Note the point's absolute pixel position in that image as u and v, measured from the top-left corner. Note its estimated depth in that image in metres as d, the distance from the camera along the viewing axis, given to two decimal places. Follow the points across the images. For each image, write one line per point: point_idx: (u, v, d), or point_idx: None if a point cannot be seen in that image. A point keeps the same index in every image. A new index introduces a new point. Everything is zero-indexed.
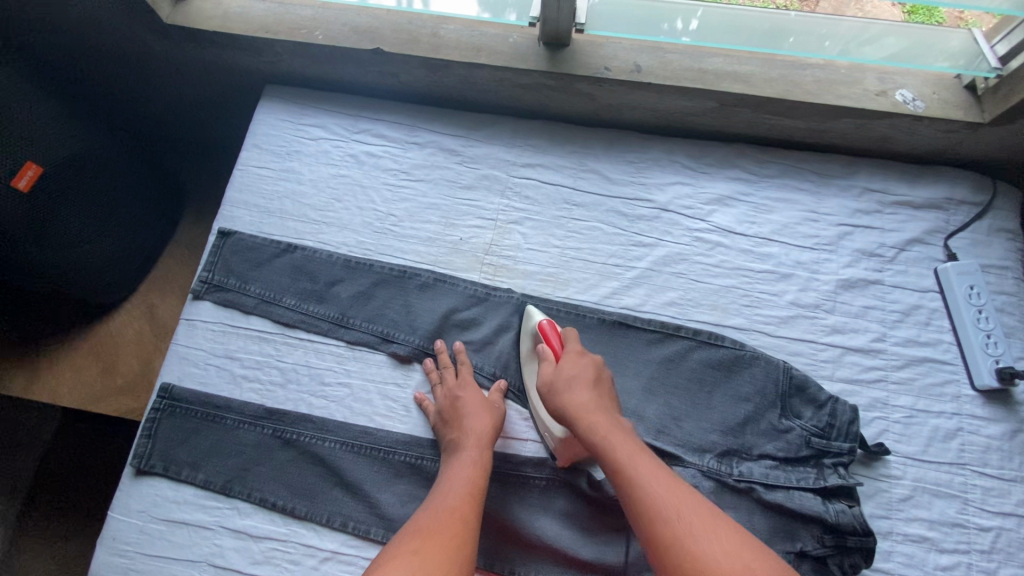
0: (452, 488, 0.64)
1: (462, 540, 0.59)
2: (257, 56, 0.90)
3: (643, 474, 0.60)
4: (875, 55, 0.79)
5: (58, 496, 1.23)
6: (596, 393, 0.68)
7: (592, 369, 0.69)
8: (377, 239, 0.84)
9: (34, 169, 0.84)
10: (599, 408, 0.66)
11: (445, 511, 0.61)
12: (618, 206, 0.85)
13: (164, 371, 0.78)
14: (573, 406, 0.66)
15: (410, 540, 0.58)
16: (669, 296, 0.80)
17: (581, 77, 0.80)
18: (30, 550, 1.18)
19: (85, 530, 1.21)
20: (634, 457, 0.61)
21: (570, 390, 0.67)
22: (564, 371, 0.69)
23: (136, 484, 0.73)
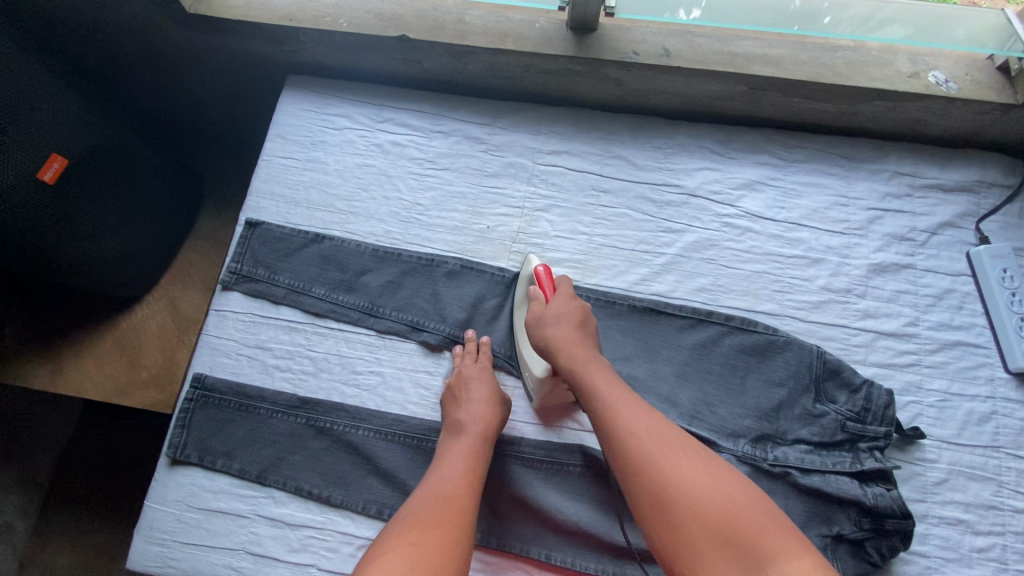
0: (449, 473, 0.64)
1: (460, 526, 0.59)
2: (280, 46, 0.89)
3: (621, 407, 0.62)
4: (887, 38, 0.78)
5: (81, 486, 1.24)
6: (581, 337, 0.69)
7: (579, 312, 0.71)
8: (404, 229, 0.84)
9: (60, 161, 0.84)
10: (579, 346, 0.68)
11: (441, 497, 0.61)
12: (646, 192, 0.84)
13: (195, 361, 0.78)
14: (557, 342, 0.68)
15: (406, 523, 0.58)
16: (700, 282, 0.79)
17: (609, 62, 0.79)
18: (56, 540, 1.20)
19: (108, 521, 1.22)
20: (612, 390, 0.64)
21: (554, 326, 0.70)
22: (551, 313, 0.71)
23: (171, 473, 0.73)
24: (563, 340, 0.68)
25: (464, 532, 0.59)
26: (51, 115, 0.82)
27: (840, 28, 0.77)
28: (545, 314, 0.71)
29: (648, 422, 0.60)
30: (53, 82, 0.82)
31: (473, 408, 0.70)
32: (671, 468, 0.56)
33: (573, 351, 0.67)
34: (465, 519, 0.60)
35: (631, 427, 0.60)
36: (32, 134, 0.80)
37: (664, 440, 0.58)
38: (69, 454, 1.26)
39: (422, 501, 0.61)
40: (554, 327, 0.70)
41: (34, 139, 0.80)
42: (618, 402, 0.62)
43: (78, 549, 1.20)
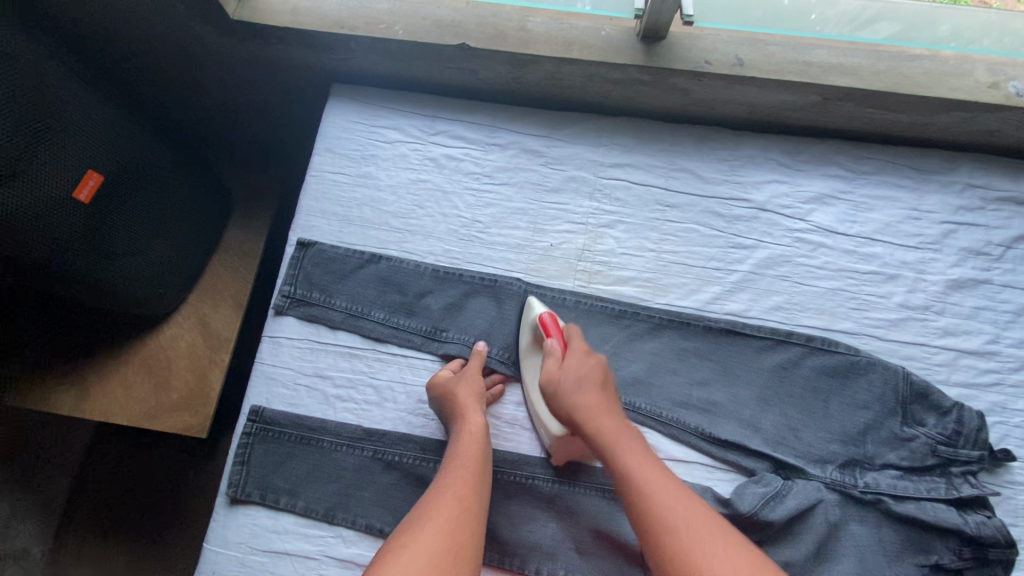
0: (454, 485, 0.61)
1: (462, 544, 0.57)
2: (327, 54, 0.85)
3: (650, 484, 0.59)
4: (872, 37, 0.78)
5: (96, 509, 1.19)
6: (606, 401, 0.66)
7: (599, 371, 0.67)
8: (463, 248, 0.80)
9: (96, 177, 0.79)
10: (607, 414, 0.64)
11: (444, 510, 0.59)
12: (714, 206, 0.81)
13: (251, 392, 0.74)
14: (583, 416, 0.64)
15: (407, 538, 0.56)
16: (775, 300, 0.77)
17: (680, 72, 0.76)
18: (71, 565, 1.15)
19: (127, 544, 1.18)
20: (644, 467, 0.61)
21: (579, 390, 0.65)
22: (569, 373, 0.67)
23: (232, 513, 0.69)
24: (588, 408, 0.64)
25: (467, 553, 0.56)
26: (82, 130, 0.77)
27: (829, 28, 0.78)
28: (564, 378, 0.67)
29: (680, 505, 0.57)
30: (85, 96, 0.77)
31: (474, 423, 0.67)
32: (698, 551, 0.54)
33: (600, 420, 0.64)
34: (467, 536, 0.57)
35: (663, 501, 0.58)
36: (66, 153, 0.75)
37: (698, 525, 0.56)
38: (84, 475, 1.21)
39: (424, 513, 0.58)
40: (578, 387, 0.66)
41: (68, 158, 0.75)
42: (647, 479, 0.59)
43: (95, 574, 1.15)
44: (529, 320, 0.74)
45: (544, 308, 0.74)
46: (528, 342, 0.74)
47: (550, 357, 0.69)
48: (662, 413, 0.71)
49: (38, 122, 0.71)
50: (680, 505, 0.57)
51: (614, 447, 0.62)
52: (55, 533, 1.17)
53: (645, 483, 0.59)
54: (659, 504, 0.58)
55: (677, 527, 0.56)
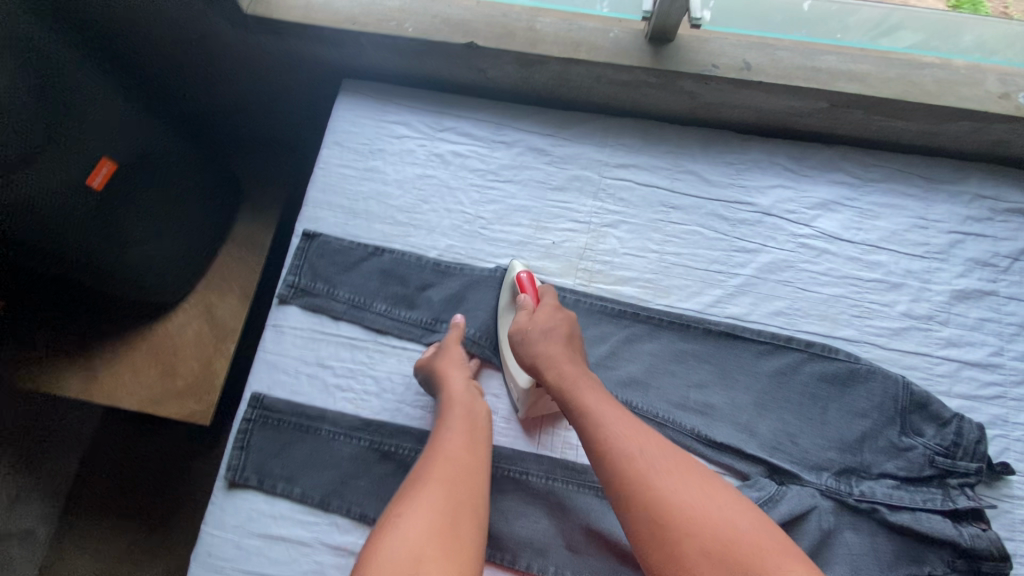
0: (448, 448, 0.63)
1: (460, 504, 0.58)
2: (338, 49, 0.86)
3: (610, 419, 0.61)
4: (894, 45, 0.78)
5: (100, 490, 1.22)
6: (569, 352, 0.68)
7: (566, 325, 0.70)
8: (467, 243, 0.81)
9: (108, 166, 0.81)
10: (568, 362, 0.67)
11: (439, 472, 0.60)
12: (718, 209, 0.81)
13: (253, 379, 0.75)
14: (545, 362, 0.67)
15: (405, 499, 0.58)
16: (776, 305, 0.77)
17: (687, 75, 0.76)
18: (73, 544, 1.18)
19: (129, 525, 1.20)
20: (603, 404, 0.63)
21: (542, 339, 0.68)
22: (538, 322, 0.69)
23: (230, 496, 0.70)
24: (552, 356, 0.67)
25: (469, 518, 0.58)
26: (98, 120, 0.79)
27: (850, 35, 0.78)
28: (530, 329, 0.69)
29: (646, 442, 0.59)
30: (102, 86, 0.79)
31: (456, 388, 0.69)
32: (664, 483, 0.55)
33: (563, 365, 0.66)
34: (465, 497, 0.59)
35: (623, 437, 0.59)
36: (81, 141, 0.77)
37: (669, 465, 0.57)
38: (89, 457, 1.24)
39: (422, 474, 0.60)
40: (545, 338, 0.68)
41: (84, 146, 0.77)
42: (609, 415, 0.61)
43: (96, 554, 1.18)
44: (506, 279, 0.77)
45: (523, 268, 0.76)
46: (505, 299, 0.76)
47: (521, 310, 0.72)
48: (659, 413, 0.71)
49: (53, 110, 0.72)
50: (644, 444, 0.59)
51: (579, 395, 0.64)
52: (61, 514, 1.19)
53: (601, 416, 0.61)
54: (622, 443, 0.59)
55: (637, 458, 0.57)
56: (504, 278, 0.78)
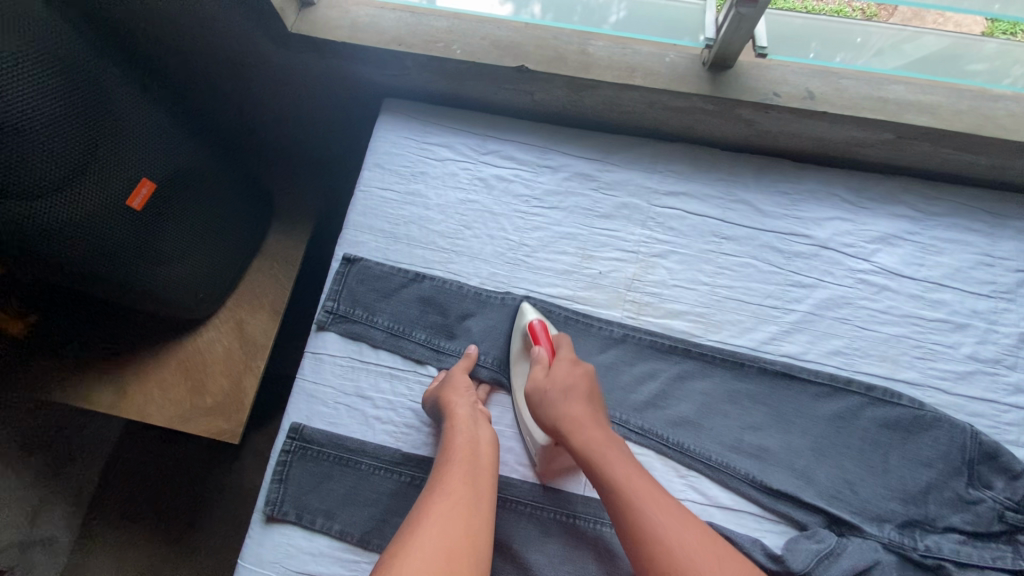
0: (448, 482, 0.61)
1: (458, 542, 0.57)
2: (381, 69, 0.84)
3: (642, 497, 0.59)
4: (881, 66, 0.75)
5: (123, 501, 1.21)
6: (593, 412, 0.65)
7: (586, 380, 0.67)
8: (510, 271, 0.79)
9: (149, 186, 0.80)
10: (594, 425, 0.64)
11: (438, 509, 0.59)
12: (773, 241, 0.78)
13: (292, 409, 0.73)
14: (572, 426, 0.64)
15: (405, 537, 0.57)
16: (834, 344, 0.73)
17: (746, 103, 0.73)
18: (96, 554, 1.17)
19: (151, 537, 1.20)
20: (632, 478, 0.60)
21: (565, 402, 0.65)
22: (558, 379, 0.66)
23: (267, 531, 0.68)
24: (576, 419, 0.64)
25: (467, 559, 0.56)
26: (137, 138, 0.77)
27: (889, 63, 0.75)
28: (553, 385, 0.66)
29: (671, 516, 0.58)
30: (141, 103, 0.78)
31: (461, 422, 0.66)
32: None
33: (588, 430, 0.64)
34: (462, 534, 0.57)
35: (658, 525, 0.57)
36: (122, 161, 0.75)
37: (695, 545, 0.56)
38: (113, 465, 1.23)
39: (421, 513, 0.59)
40: (567, 395, 0.66)
41: (124, 166, 0.76)
42: (637, 490, 0.59)
43: (117, 566, 1.17)
44: (518, 326, 0.74)
45: (536, 315, 0.73)
46: (518, 348, 0.74)
47: (537, 365, 0.69)
48: (712, 456, 0.69)
49: (96, 131, 0.71)
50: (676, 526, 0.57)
51: (606, 461, 0.62)
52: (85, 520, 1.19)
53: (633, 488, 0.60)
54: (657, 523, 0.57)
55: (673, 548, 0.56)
56: (515, 326, 0.75)
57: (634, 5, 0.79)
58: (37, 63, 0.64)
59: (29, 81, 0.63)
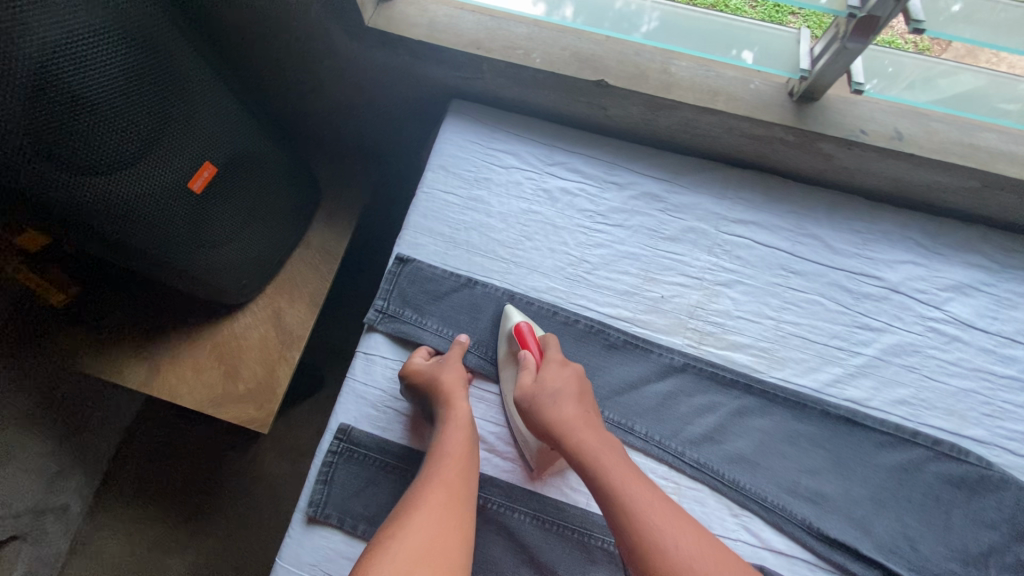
0: (444, 471, 0.60)
1: (453, 530, 0.56)
2: (453, 71, 0.83)
3: (639, 501, 0.57)
4: (913, 98, 0.70)
5: (141, 473, 1.22)
6: (585, 415, 0.64)
7: (575, 380, 0.67)
8: (568, 287, 0.77)
9: (210, 169, 0.79)
10: (589, 427, 0.63)
11: (435, 496, 0.58)
12: (842, 279, 0.76)
13: (340, 408, 0.72)
14: (568, 427, 0.62)
15: (399, 518, 0.57)
16: (900, 392, 0.71)
17: (831, 138, 0.71)
18: (109, 524, 1.17)
19: (164, 515, 1.19)
20: (629, 483, 0.58)
21: (556, 404, 0.63)
22: (548, 382, 0.65)
23: (307, 532, 0.67)
24: (572, 421, 0.63)
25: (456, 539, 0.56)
26: (206, 120, 0.76)
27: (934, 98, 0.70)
28: (544, 389, 0.65)
29: (666, 522, 0.56)
30: (213, 87, 0.77)
31: (457, 411, 0.65)
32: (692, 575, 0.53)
33: (581, 435, 0.62)
34: (458, 522, 0.57)
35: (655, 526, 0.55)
36: (189, 144, 0.75)
37: (705, 554, 0.54)
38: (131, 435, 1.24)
39: (417, 494, 0.58)
40: (562, 401, 0.64)
41: (190, 148, 0.75)
42: (634, 495, 0.57)
43: (129, 540, 1.17)
44: (505, 330, 0.73)
45: (522, 318, 0.73)
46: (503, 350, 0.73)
47: (524, 369, 0.67)
48: (766, 497, 0.66)
49: (166, 108, 0.70)
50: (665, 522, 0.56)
51: (599, 465, 0.60)
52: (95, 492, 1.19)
53: (627, 494, 0.58)
54: (650, 523, 0.56)
55: (670, 551, 0.54)
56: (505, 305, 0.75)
57: (667, 16, 0.74)
58: (116, 37, 0.62)
59: (108, 56, 0.62)
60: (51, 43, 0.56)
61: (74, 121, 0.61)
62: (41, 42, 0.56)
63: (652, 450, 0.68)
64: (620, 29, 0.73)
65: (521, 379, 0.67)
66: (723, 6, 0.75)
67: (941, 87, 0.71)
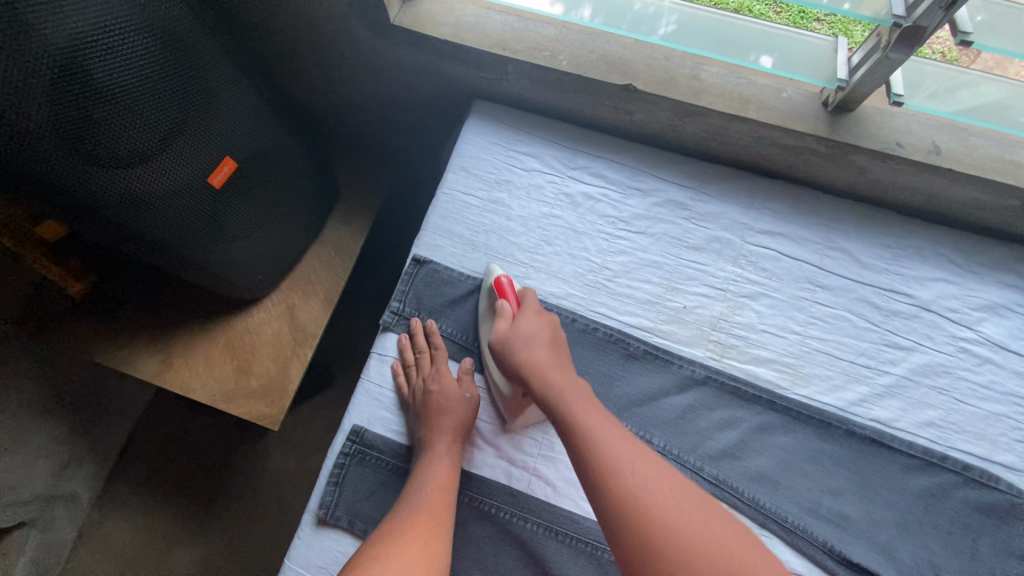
0: (430, 502, 0.60)
1: (436, 559, 0.56)
2: (478, 71, 0.81)
3: (604, 430, 0.55)
4: (937, 108, 0.68)
5: (150, 464, 1.22)
6: (557, 358, 0.63)
7: (549, 329, 0.66)
8: (588, 294, 0.75)
9: (231, 164, 0.79)
10: (559, 368, 0.61)
11: (421, 525, 0.58)
12: (870, 295, 0.74)
13: (354, 410, 0.72)
14: (536, 366, 0.61)
15: (383, 542, 0.56)
16: (928, 414, 0.68)
17: (865, 150, 0.70)
18: (116, 513, 1.18)
19: (171, 506, 1.19)
20: (593, 412, 0.57)
21: (528, 347, 0.63)
22: (523, 328, 0.65)
23: (317, 534, 0.66)
24: (541, 362, 0.62)
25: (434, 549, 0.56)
26: (228, 115, 0.76)
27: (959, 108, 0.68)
28: (517, 332, 0.64)
29: (630, 449, 0.54)
30: (237, 82, 0.77)
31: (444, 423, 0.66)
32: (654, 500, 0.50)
33: (550, 371, 0.61)
34: (439, 552, 0.57)
35: (620, 460, 0.52)
36: (211, 138, 0.74)
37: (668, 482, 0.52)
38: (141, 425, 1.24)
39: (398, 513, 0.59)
40: (535, 345, 0.63)
41: (212, 143, 0.75)
42: (603, 428, 0.55)
43: (136, 530, 1.17)
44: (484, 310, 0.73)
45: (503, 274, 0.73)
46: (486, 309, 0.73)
47: (500, 316, 0.67)
48: (788, 518, 0.64)
49: (190, 104, 0.70)
50: (638, 461, 0.53)
51: (566, 402, 0.58)
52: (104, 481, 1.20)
53: (593, 424, 0.56)
54: (608, 446, 0.53)
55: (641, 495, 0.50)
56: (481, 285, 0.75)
57: (685, 19, 0.72)
58: (144, 31, 0.62)
59: (136, 50, 0.61)
60: (80, 34, 0.56)
61: (99, 114, 0.61)
62: (72, 36, 0.55)
63: (670, 465, 0.66)
64: (642, 32, 0.72)
65: (496, 326, 0.67)
66: (748, 10, 0.73)
67: (967, 98, 0.68)
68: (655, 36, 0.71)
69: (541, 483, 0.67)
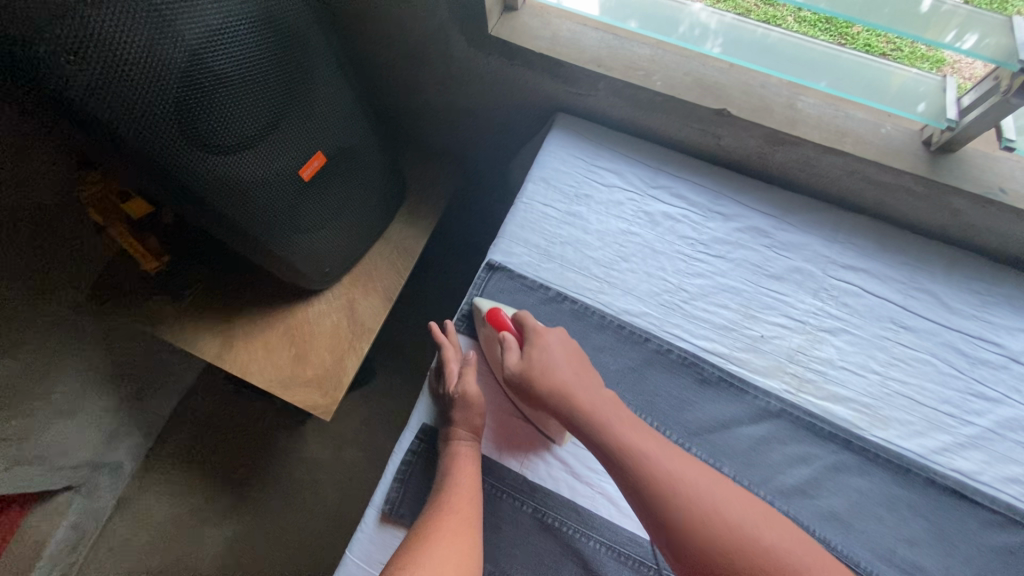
0: (453, 500, 0.62)
1: (467, 556, 0.58)
2: (567, 86, 0.83)
3: (645, 448, 0.58)
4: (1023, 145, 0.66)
5: (195, 440, 1.25)
6: (578, 374, 0.64)
7: (563, 343, 0.66)
8: (663, 314, 0.75)
9: (319, 159, 0.81)
10: (583, 387, 0.62)
11: (446, 524, 0.59)
12: (956, 341, 0.72)
13: (422, 410, 0.74)
14: (565, 388, 0.62)
15: (416, 543, 0.58)
16: (1014, 470, 0.65)
17: (965, 193, 0.70)
18: (157, 485, 1.21)
19: (210, 485, 1.21)
20: (630, 431, 0.59)
21: (553, 372, 0.63)
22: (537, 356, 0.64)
23: (379, 530, 0.66)
24: (568, 384, 0.62)
25: (464, 546, 0.58)
26: (323, 111, 0.78)
27: None
28: (537, 362, 0.64)
29: (695, 473, 0.57)
30: (336, 81, 0.79)
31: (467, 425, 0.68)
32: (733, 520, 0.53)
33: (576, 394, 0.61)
34: (468, 549, 0.58)
35: (695, 495, 0.55)
36: (305, 132, 0.76)
37: (741, 503, 0.55)
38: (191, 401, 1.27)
39: (428, 514, 0.61)
40: (555, 363, 0.64)
41: (305, 136, 0.76)
42: (658, 455, 0.57)
43: (176, 506, 1.19)
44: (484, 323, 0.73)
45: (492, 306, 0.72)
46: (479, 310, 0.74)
47: (509, 350, 0.66)
48: (860, 563, 0.62)
49: (290, 100, 0.71)
50: (701, 480, 0.56)
51: (622, 442, 0.58)
52: (147, 452, 1.23)
53: (642, 451, 0.57)
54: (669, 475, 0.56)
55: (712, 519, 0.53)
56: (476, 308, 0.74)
57: (733, 30, 0.73)
58: (262, 29, 0.63)
59: (253, 48, 0.62)
60: (209, 29, 0.57)
61: (210, 105, 0.62)
62: (200, 30, 0.56)
63: None
64: (694, 44, 0.73)
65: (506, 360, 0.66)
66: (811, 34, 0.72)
67: None
68: (713, 49, 0.72)
69: (605, 502, 0.67)
